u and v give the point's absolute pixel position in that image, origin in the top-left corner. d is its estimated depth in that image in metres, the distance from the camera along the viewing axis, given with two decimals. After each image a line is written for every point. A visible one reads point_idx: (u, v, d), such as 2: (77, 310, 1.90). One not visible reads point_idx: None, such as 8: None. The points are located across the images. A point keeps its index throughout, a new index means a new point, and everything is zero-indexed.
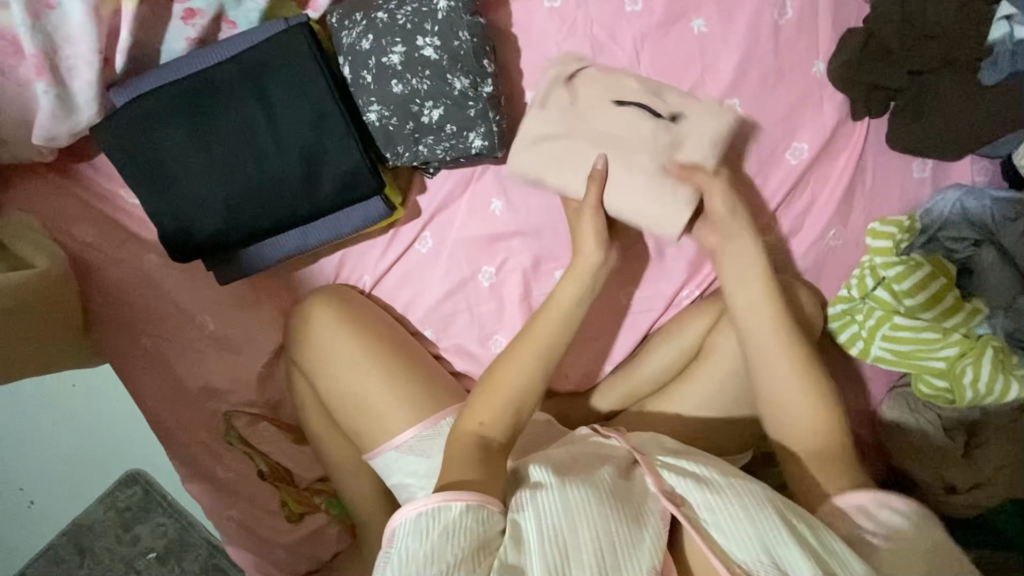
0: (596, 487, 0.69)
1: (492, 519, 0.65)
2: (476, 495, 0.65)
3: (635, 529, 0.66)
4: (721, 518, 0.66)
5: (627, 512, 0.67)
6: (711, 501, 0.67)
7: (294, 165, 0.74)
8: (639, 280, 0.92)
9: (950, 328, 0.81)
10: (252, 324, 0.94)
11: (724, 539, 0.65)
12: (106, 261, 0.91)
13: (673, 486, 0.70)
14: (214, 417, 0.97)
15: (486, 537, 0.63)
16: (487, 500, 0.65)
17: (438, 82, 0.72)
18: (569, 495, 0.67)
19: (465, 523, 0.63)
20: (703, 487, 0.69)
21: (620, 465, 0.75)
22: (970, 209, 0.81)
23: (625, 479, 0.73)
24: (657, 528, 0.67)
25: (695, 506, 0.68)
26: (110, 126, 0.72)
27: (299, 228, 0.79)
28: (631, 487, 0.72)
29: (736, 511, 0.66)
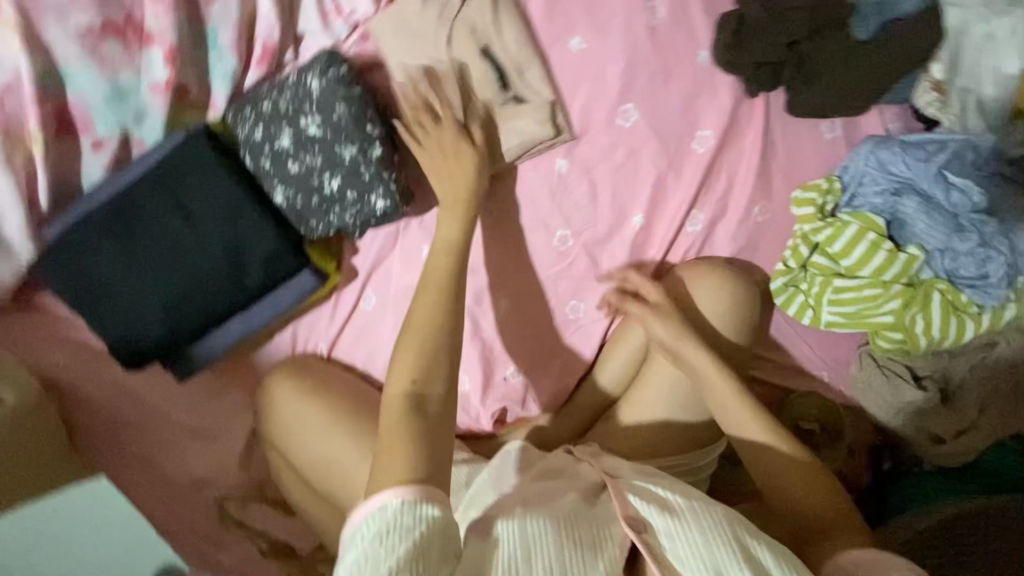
0: (558, 518, 0.73)
1: (434, 514, 0.64)
2: (413, 490, 0.65)
3: (589, 557, 0.70)
4: (679, 542, 0.70)
5: (585, 543, 0.71)
6: (670, 526, 0.72)
7: (219, 259, 0.78)
8: (582, 293, 0.94)
9: (891, 281, 0.80)
10: (225, 410, 0.97)
11: (679, 563, 0.69)
12: (79, 382, 0.95)
13: (637, 510, 0.75)
14: (205, 506, 0.99)
15: (426, 538, 0.63)
16: (427, 494, 0.65)
17: (329, 154, 0.77)
18: (527, 526, 0.72)
19: (404, 521, 0.63)
20: (662, 511, 0.73)
21: (585, 492, 0.80)
22: (888, 160, 0.80)
23: (588, 506, 0.78)
24: (616, 556, 0.71)
25: (654, 529, 0.73)
26: (48, 260, 0.77)
27: (240, 315, 0.83)
28: (595, 513, 0.77)
29: (693, 536, 0.70)
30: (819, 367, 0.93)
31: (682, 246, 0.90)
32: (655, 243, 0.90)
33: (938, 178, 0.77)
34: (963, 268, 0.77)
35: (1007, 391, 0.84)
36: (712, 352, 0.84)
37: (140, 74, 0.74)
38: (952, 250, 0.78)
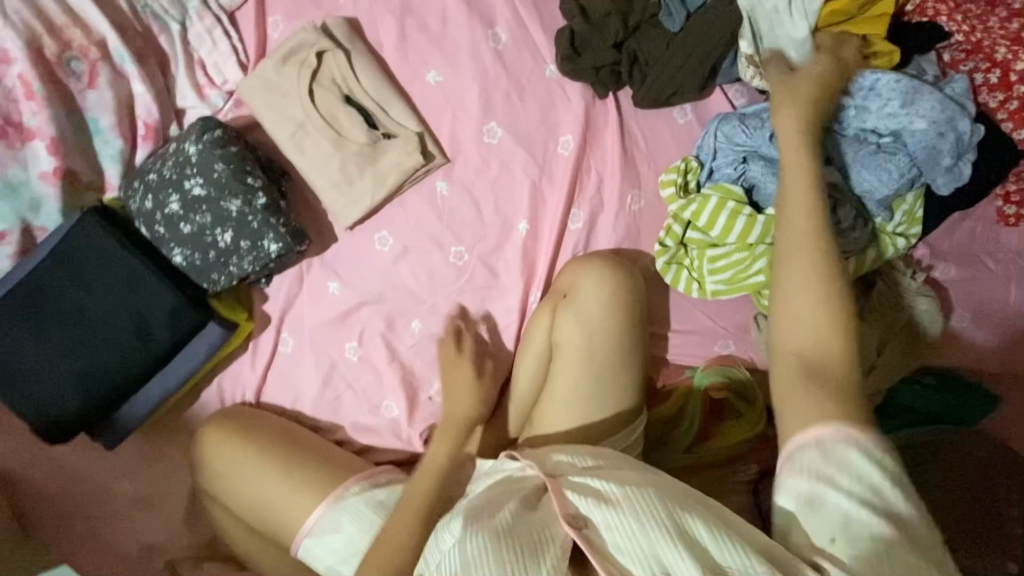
0: (494, 533, 0.71)
1: None
2: None
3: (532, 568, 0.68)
4: (621, 535, 0.68)
5: (524, 550, 0.69)
6: (608, 517, 0.70)
7: (126, 326, 0.83)
8: (488, 302, 0.97)
9: (756, 242, 0.84)
10: (163, 473, 0.99)
11: (623, 556, 0.67)
12: (24, 465, 0.99)
13: (577, 507, 0.72)
14: (159, 573, 1.00)
15: None
16: None
17: (216, 211, 0.82)
18: (465, 546, 0.71)
19: None
20: (601, 503, 0.71)
21: (525, 497, 0.78)
22: (732, 135, 0.86)
23: (526, 512, 0.76)
24: (557, 562, 0.69)
25: (592, 523, 0.70)
26: None
27: (156, 376, 0.86)
28: (533, 517, 0.75)
29: (630, 524, 0.68)
30: (722, 336, 0.97)
31: (570, 243, 0.95)
32: (544, 244, 0.95)
33: (774, 143, 0.83)
34: None
35: (892, 328, 0.89)
36: (608, 336, 0.90)
37: (28, 167, 0.81)
38: None
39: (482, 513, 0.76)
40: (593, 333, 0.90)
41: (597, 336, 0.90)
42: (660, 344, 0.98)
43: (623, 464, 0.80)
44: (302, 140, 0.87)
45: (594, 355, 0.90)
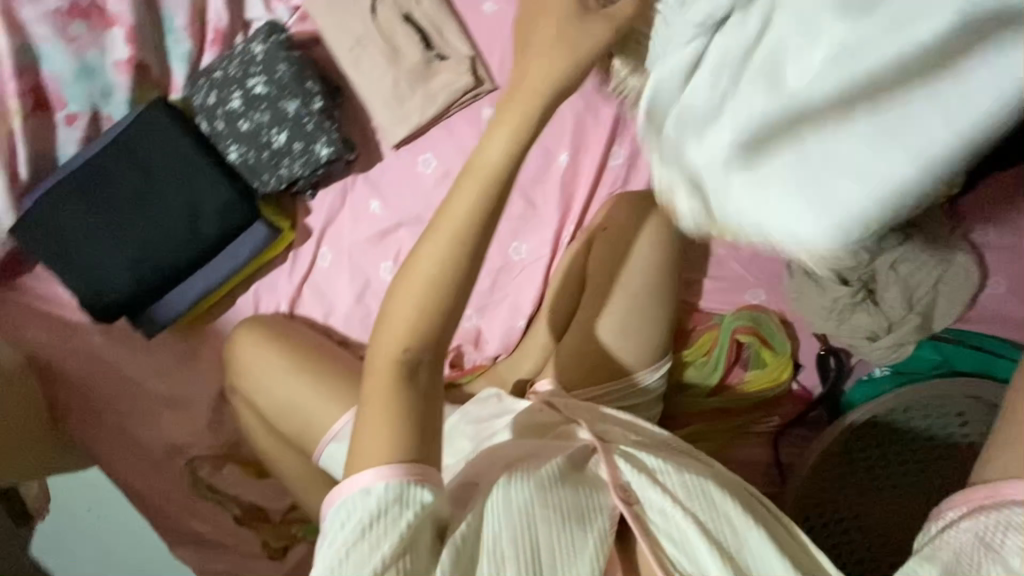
0: (544, 489, 0.74)
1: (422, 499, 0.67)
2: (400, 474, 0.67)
3: (579, 533, 0.71)
4: (673, 519, 0.73)
5: (574, 516, 0.72)
6: (664, 499, 0.74)
7: (177, 214, 0.86)
8: (523, 234, 1.00)
9: None
10: (192, 374, 1.01)
11: (666, 536, 0.72)
12: (61, 355, 1.02)
13: (627, 477, 0.77)
14: (182, 472, 1.03)
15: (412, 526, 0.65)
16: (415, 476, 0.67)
17: (275, 110, 0.86)
18: (512, 498, 0.72)
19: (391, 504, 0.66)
20: (658, 483, 0.75)
21: (574, 457, 0.80)
22: None
23: (575, 474, 0.78)
24: (604, 530, 0.73)
25: (644, 499, 0.75)
26: (23, 223, 0.86)
27: (203, 268, 0.90)
28: (581, 478, 0.78)
29: (684, 512, 0.73)
30: (753, 285, 0.97)
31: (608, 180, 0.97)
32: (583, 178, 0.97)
33: None
34: None
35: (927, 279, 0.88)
36: (639, 270, 0.92)
37: (105, 53, 0.85)
38: None
39: (529, 463, 0.78)
40: (625, 264, 0.92)
41: (631, 270, 0.92)
42: (691, 289, 0.98)
43: (669, 445, 0.84)
44: (360, 56, 0.91)
45: (629, 287, 0.92)
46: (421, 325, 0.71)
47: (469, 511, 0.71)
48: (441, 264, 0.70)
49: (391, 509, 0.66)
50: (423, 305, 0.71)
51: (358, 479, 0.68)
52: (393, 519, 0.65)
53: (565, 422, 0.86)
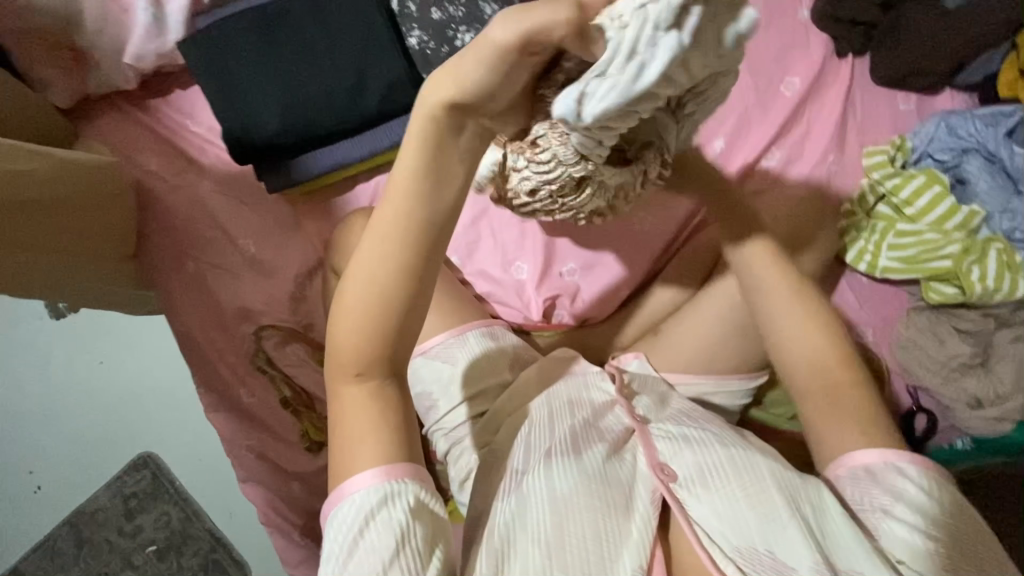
0: (587, 473, 0.73)
1: (410, 493, 0.60)
2: (382, 481, 0.60)
3: (622, 516, 0.70)
4: (715, 495, 0.70)
5: (615, 502, 0.71)
6: (705, 480, 0.71)
7: (344, 78, 0.85)
8: (652, 206, 0.99)
9: (952, 229, 0.86)
10: (289, 246, 1.00)
11: (715, 521, 0.68)
12: (165, 189, 0.99)
13: (664, 458, 0.75)
14: (244, 340, 1.00)
15: (406, 523, 0.59)
16: (395, 476, 0.60)
17: (471, 8, 0.85)
18: (549, 475, 0.73)
19: (381, 515, 0.59)
20: (697, 457, 0.74)
21: (613, 440, 0.78)
22: (955, 125, 0.88)
23: (615, 457, 0.76)
24: (647, 513, 0.72)
25: (680, 478, 0.73)
26: (188, 41, 0.85)
27: (348, 140, 0.90)
28: (621, 464, 0.76)
29: (731, 494, 0.69)
30: None
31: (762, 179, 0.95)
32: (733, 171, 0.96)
33: (1006, 142, 0.85)
34: (1021, 227, 0.85)
35: None
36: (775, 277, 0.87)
37: None
38: (1012, 210, 0.85)
39: (568, 446, 0.76)
40: None
41: None
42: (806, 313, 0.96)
43: (721, 423, 0.81)
44: None
45: None
46: (384, 352, 0.61)
47: (505, 498, 0.73)
48: (376, 290, 0.59)
49: (380, 515, 0.59)
50: (366, 322, 0.60)
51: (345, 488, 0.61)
52: (383, 523, 0.59)
53: (608, 399, 0.84)
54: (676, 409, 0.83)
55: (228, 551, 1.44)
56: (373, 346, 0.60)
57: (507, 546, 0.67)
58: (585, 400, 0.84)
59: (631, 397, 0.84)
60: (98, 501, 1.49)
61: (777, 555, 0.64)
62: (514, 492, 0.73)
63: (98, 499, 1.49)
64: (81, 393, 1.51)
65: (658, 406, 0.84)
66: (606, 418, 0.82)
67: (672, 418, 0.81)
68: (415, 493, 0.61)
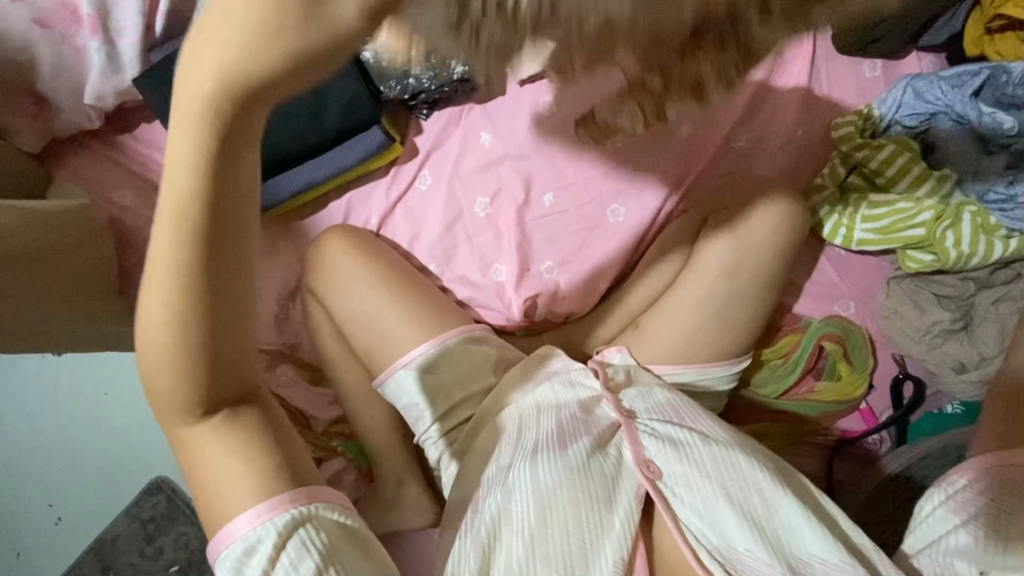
0: (569, 469, 0.78)
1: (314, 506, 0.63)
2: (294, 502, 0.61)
3: (605, 511, 0.76)
4: (697, 496, 0.76)
5: (598, 498, 0.76)
6: (689, 478, 0.77)
7: (303, 99, 0.86)
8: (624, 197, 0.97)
9: (925, 196, 0.85)
10: (267, 268, 1.01)
11: (694, 517, 0.75)
12: (144, 223, 1.00)
13: (651, 455, 0.80)
14: None
15: (329, 542, 0.63)
16: (298, 493, 0.62)
17: None
18: (537, 473, 0.78)
19: (301, 539, 0.61)
20: (682, 458, 0.78)
21: (599, 435, 0.82)
22: (922, 89, 0.87)
23: (599, 452, 0.80)
24: (630, 507, 0.77)
25: (665, 475, 0.78)
26: (146, 79, 0.86)
27: (312, 160, 0.91)
28: (605, 460, 0.80)
29: (710, 491, 0.76)
30: (847, 296, 0.95)
31: (731, 158, 0.95)
32: (706, 152, 0.95)
33: (972, 101, 0.83)
34: (997, 186, 0.83)
35: None
36: (749, 260, 0.88)
37: None
38: (983, 172, 0.84)
39: (555, 442, 0.80)
40: (744, 244, 0.88)
41: (747, 260, 0.88)
42: (787, 290, 0.96)
43: (706, 416, 0.84)
44: None
45: (739, 278, 0.88)
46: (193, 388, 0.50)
47: (493, 490, 0.78)
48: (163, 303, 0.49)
49: (291, 540, 0.61)
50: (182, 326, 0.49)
51: (233, 528, 0.60)
52: (298, 543, 0.61)
53: (594, 393, 0.87)
54: (660, 394, 0.86)
55: None
56: (183, 353, 0.50)
57: (493, 539, 0.74)
58: (571, 397, 0.86)
59: (617, 390, 0.87)
60: (117, 528, 1.53)
61: (748, 547, 0.73)
62: (500, 483, 0.78)
63: (116, 526, 1.53)
64: (94, 424, 1.55)
65: (646, 396, 0.86)
66: (593, 412, 0.85)
67: (657, 409, 0.84)
68: (321, 513, 0.63)
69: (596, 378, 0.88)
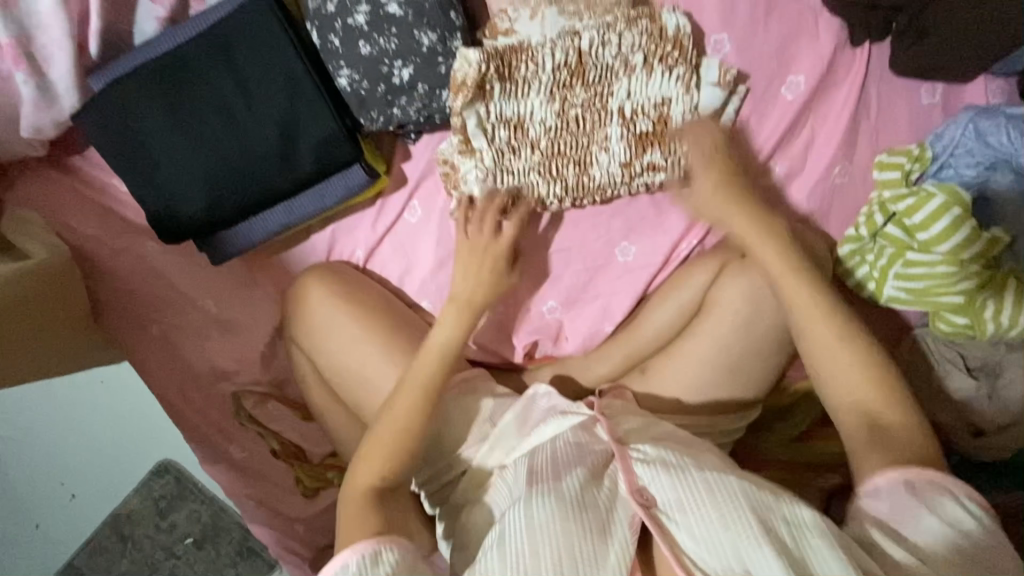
0: (561, 499, 0.71)
1: (390, 561, 0.65)
2: (368, 545, 0.66)
3: (598, 541, 0.67)
4: (693, 520, 0.66)
5: (592, 525, 0.68)
6: (681, 501, 0.68)
7: (272, 139, 0.75)
8: (634, 235, 0.91)
9: (969, 260, 0.76)
10: (251, 303, 0.96)
11: (695, 546, 0.65)
12: (109, 254, 0.92)
13: (644, 482, 0.72)
14: (224, 398, 0.99)
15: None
16: (379, 545, 0.66)
17: (406, 39, 0.74)
18: (531, 505, 0.71)
19: (360, 574, 0.64)
20: (675, 481, 0.70)
21: (592, 465, 0.76)
22: (987, 131, 0.76)
23: (593, 485, 0.73)
24: (626, 539, 0.68)
25: (662, 503, 0.69)
26: (87, 113, 0.74)
27: (285, 203, 0.80)
28: (601, 491, 0.73)
29: (709, 515, 0.66)
30: None
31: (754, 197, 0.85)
32: None
33: None
34: None
35: None
36: (766, 317, 0.82)
37: None
38: None
39: (548, 475, 0.75)
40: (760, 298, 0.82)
41: (763, 321, 0.82)
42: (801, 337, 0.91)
43: (700, 449, 0.77)
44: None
45: (755, 338, 0.82)
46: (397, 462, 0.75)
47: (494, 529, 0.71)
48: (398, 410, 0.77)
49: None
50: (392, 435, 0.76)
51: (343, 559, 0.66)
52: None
53: (586, 419, 0.81)
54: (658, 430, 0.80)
55: (256, 557, 1.48)
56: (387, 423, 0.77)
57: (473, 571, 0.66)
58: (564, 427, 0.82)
59: (616, 420, 0.81)
60: (130, 505, 1.43)
61: None
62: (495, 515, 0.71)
63: (128, 502, 1.43)
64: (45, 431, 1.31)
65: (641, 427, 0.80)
66: (588, 445, 0.79)
67: None
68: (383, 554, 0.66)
69: (588, 407, 0.83)
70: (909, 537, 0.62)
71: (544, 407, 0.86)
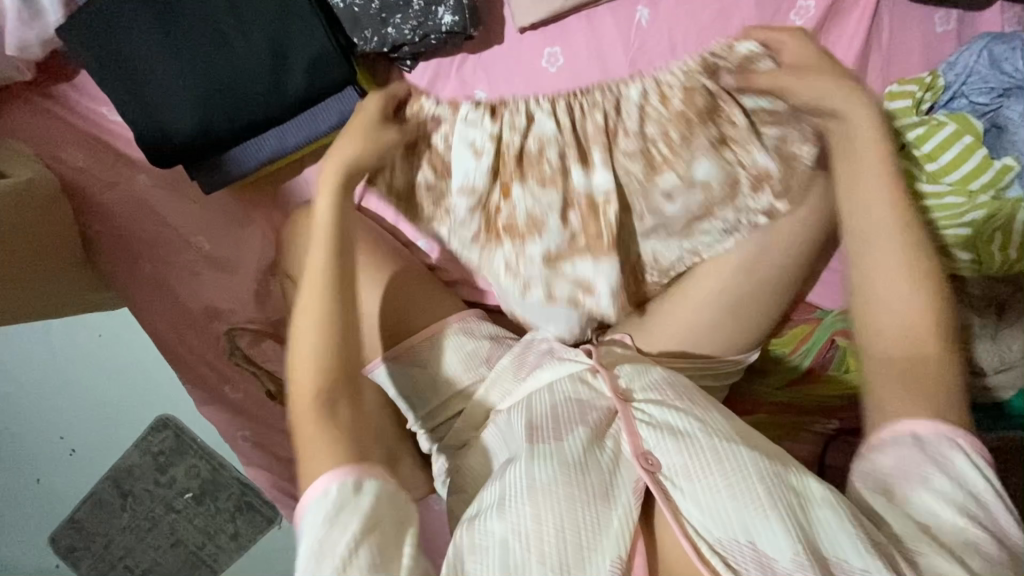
0: (565, 464, 0.68)
1: (372, 491, 0.59)
2: (347, 473, 0.59)
3: (602, 508, 0.65)
4: (699, 487, 0.65)
5: (596, 491, 0.66)
6: (687, 465, 0.66)
7: (263, 56, 0.73)
8: None
9: (978, 191, 0.75)
10: (246, 240, 0.95)
11: (699, 513, 0.64)
12: (100, 187, 0.90)
13: (649, 446, 0.69)
14: (219, 338, 0.97)
15: (374, 513, 0.58)
16: (361, 473, 0.60)
17: None
18: (533, 467, 0.68)
19: (347, 504, 0.58)
20: (681, 447, 0.67)
21: (595, 425, 0.73)
22: (1001, 56, 0.73)
23: (596, 446, 0.71)
24: (629, 503, 0.67)
25: (667, 468, 0.67)
26: (71, 27, 0.72)
27: (277, 128, 0.79)
28: (604, 450, 0.71)
29: (714, 479, 0.65)
30: None
31: None
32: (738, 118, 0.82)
33: None
34: None
35: None
36: (768, 253, 0.80)
37: None
38: None
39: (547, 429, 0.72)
40: (766, 235, 0.79)
41: (767, 257, 0.80)
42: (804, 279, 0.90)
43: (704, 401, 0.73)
44: None
45: (758, 275, 0.81)
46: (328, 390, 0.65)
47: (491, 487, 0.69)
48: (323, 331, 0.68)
49: (344, 511, 0.57)
50: (323, 336, 0.67)
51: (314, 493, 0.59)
52: (348, 517, 0.57)
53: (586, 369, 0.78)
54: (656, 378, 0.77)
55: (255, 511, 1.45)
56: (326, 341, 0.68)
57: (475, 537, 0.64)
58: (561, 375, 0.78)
59: (612, 367, 0.79)
60: (130, 459, 1.40)
61: (759, 546, 0.60)
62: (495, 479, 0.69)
63: (127, 457, 1.40)
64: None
65: (642, 376, 0.78)
66: (586, 397, 0.76)
67: (656, 389, 0.75)
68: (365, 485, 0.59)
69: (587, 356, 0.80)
70: (909, 499, 0.60)
71: (542, 350, 0.84)
